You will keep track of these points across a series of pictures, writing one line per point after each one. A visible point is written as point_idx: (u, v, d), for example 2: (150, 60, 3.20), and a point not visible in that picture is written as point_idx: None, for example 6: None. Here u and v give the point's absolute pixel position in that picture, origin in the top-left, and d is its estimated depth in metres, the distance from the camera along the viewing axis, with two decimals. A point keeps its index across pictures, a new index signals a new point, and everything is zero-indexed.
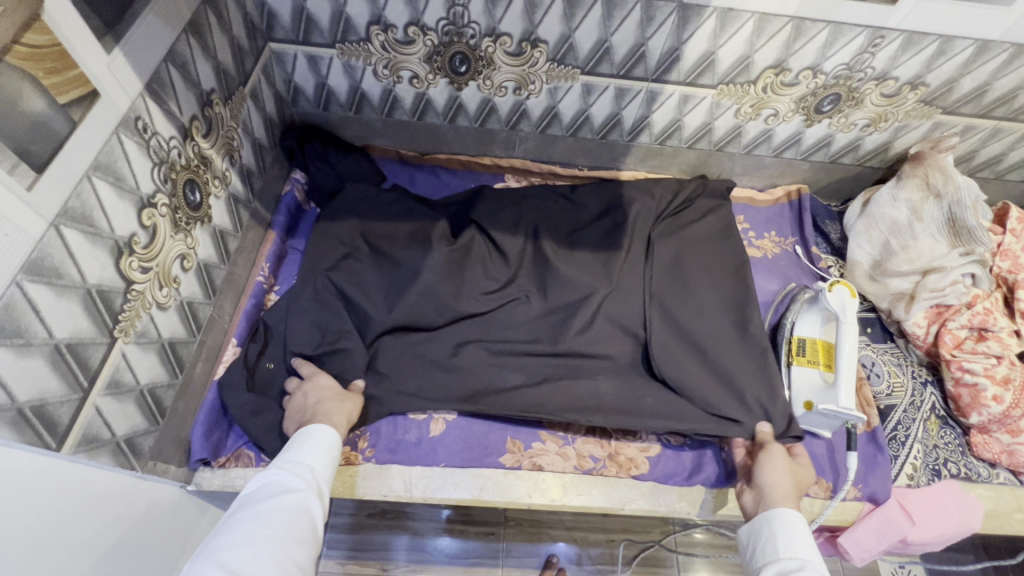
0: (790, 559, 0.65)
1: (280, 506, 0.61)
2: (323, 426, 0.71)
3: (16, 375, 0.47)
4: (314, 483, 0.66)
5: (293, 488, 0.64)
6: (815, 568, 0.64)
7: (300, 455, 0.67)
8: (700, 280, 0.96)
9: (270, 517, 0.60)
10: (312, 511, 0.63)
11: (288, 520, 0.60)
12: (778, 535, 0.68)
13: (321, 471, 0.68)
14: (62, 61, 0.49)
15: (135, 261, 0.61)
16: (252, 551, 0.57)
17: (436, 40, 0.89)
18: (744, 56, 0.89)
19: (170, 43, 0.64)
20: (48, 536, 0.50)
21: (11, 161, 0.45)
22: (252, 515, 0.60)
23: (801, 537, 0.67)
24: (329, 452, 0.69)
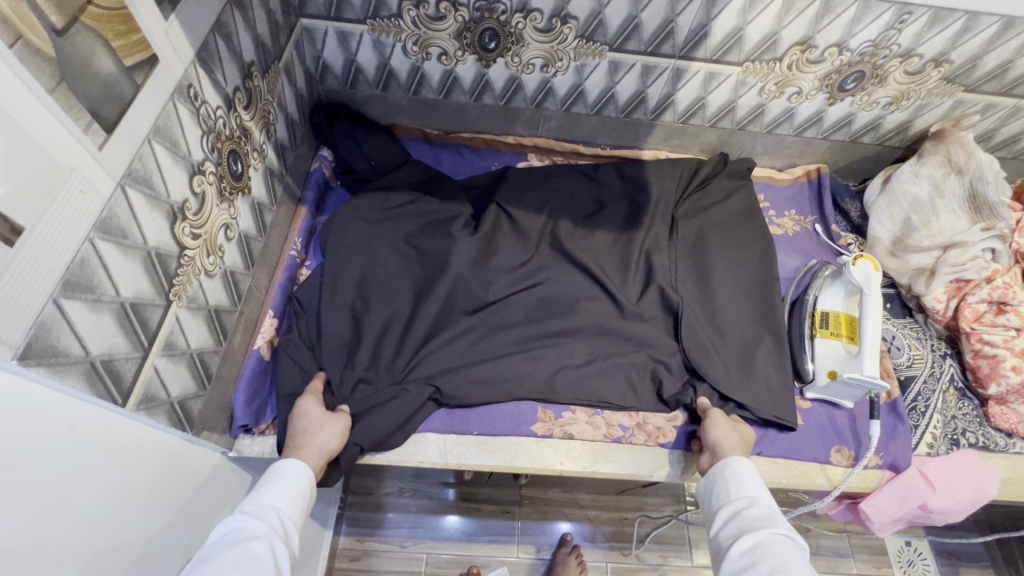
0: (740, 498, 0.69)
1: (246, 553, 0.56)
2: (287, 462, 0.68)
3: (89, 329, 0.49)
4: (279, 527, 0.62)
5: (259, 531, 0.59)
6: (762, 502, 0.67)
7: (263, 496, 0.64)
8: (725, 270, 0.98)
9: (235, 565, 0.54)
10: (279, 559, 0.58)
11: (258, 566, 0.55)
12: (730, 479, 0.71)
13: (287, 513, 0.64)
14: (127, 24, 0.50)
15: (187, 227, 0.63)
16: None
17: (468, 16, 0.90)
18: (772, 33, 0.90)
19: (217, 14, 0.65)
20: (98, 512, 0.50)
21: (87, 120, 0.46)
22: (214, 568, 0.54)
23: (750, 477, 0.70)
24: (297, 491, 0.66)
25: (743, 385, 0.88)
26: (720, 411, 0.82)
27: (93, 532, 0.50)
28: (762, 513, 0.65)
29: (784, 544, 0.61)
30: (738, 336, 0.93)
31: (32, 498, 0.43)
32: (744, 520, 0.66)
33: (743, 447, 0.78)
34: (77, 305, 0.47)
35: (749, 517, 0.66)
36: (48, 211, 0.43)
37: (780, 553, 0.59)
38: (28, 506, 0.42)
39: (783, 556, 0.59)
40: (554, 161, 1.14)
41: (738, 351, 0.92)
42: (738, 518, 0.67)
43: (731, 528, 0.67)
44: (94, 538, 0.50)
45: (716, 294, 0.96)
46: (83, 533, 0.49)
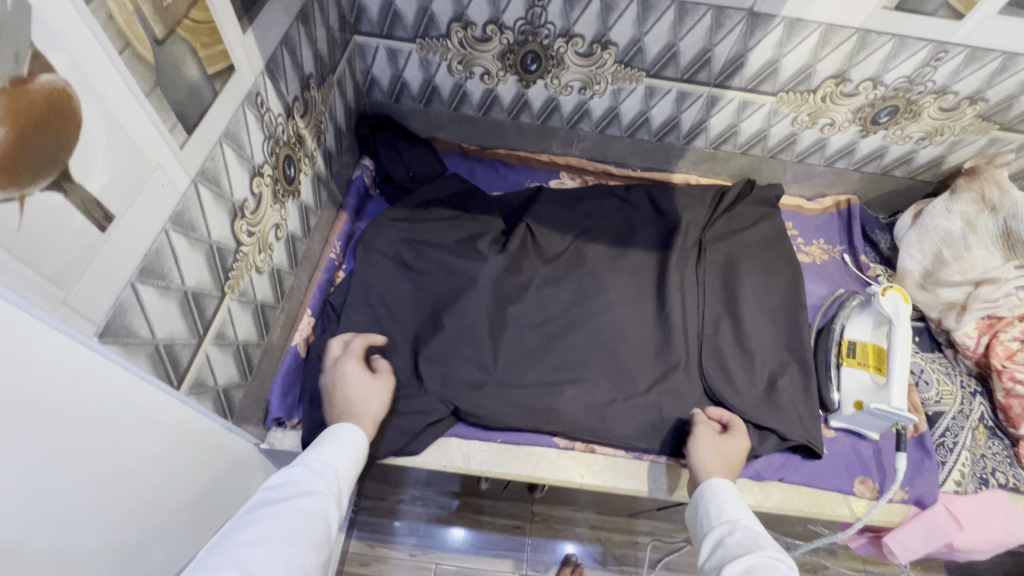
0: (723, 524, 0.67)
1: (302, 509, 0.60)
2: (352, 428, 0.71)
3: (157, 313, 0.52)
4: (334, 488, 0.65)
5: (317, 490, 0.63)
6: (744, 526, 0.66)
7: (325, 456, 0.67)
8: (753, 296, 1.02)
9: (292, 517, 0.58)
10: (328, 520, 0.61)
11: (308, 524, 0.59)
12: (711, 505, 0.70)
13: (343, 476, 0.67)
14: (213, 36, 0.54)
15: (244, 225, 0.67)
16: (278, 546, 0.55)
17: (512, 39, 0.94)
18: (807, 66, 0.92)
19: (285, 29, 0.70)
20: (145, 486, 0.54)
21: (173, 122, 0.50)
22: (275, 513, 0.58)
23: (730, 501, 0.69)
24: (353, 458, 0.69)
25: (767, 412, 0.89)
26: (704, 435, 0.80)
27: (135, 506, 0.53)
28: (743, 538, 0.64)
29: (767, 568, 0.59)
30: (762, 362, 0.95)
31: (89, 468, 0.46)
32: (727, 547, 0.64)
33: (728, 473, 0.76)
34: (149, 290, 0.51)
35: (731, 545, 0.64)
36: (137, 200, 0.47)
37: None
38: (86, 472, 0.45)
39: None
40: (586, 181, 1.18)
41: (763, 378, 0.93)
42: (722, 548, 0.65)
43: (714, 557, 0.65)
44: (135, 511, 0.53)
45: (742, 320, 0.98)
46: (131, 497, 0.52)
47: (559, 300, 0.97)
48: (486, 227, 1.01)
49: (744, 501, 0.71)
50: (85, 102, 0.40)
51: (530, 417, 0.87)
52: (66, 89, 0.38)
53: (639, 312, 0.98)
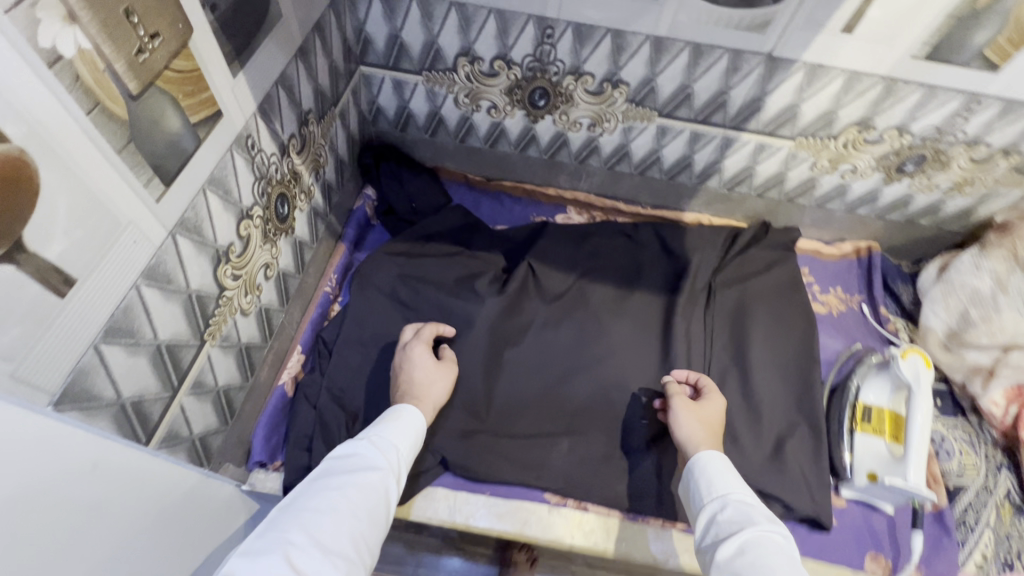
0: (714, 500, 0.64)
1: (364, 483, 0.61)
2: (411, 408, 0.72)
3: (124, 372, 0.50)
4: (394, 465, 0.66)
5: (378, 466, 0.64)
6: (735, 500, 0.62)
7: (386, 433, 0.68)
8: (763, 349, 0.97)
9: (356, 490, 0.60)
10: (387, 496, 0.63)
11: (368, 499, 0.60)
12: (701, 480, 0.66)
13: (403, 453, 0.68)
14: (197, 85, 0.52)
15: (228, 269, 0.65)
16: (343, 517, 0.57)
17: (520, 75, 0.91)
18: (829, 112, 0.88)
19: (282, 68, 0.68)
20: (126, 536, 0.49)
21: (148, 176, 0.48)
22: (339, 484, 0.60)
23: (719, 475, 0.66)
24: (414, 438, 0.70)
25: (772, 479, 0.83)
26: (683, 409, 0.76)
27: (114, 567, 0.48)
28: (736, 514, 0.60)
29: (765, 545, 0.56)
30: (770, 422, 0.90)
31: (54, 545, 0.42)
32: (720, 525, 0.61)
33: (715, 441, 0.74)
34: (115, 350, 0.48)
35: (724, 522, 0.60)
36: (103, 261, 0.45)
37: (758, 558, 0.54)
38: (40, 543, 0.40)
39: (763, 560, 0.54)
40: (594, 217, 1.15)
41: (770, 439, 0.88)
42: (715, 526, 0.61)
43: (708, 536, 0.61)
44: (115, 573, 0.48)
45: (750, 375, 0.94)
46: (100, 543, 0.47)
47: (559, 345, 0.94)
48: (486, 266, 0.98)
49: (734, 472, 0.68)
50: (43, 168, 0.38)
51: (519, 472, 0.85)
52: (20, 156, 0.36)
53: (641, 361, 0.93)
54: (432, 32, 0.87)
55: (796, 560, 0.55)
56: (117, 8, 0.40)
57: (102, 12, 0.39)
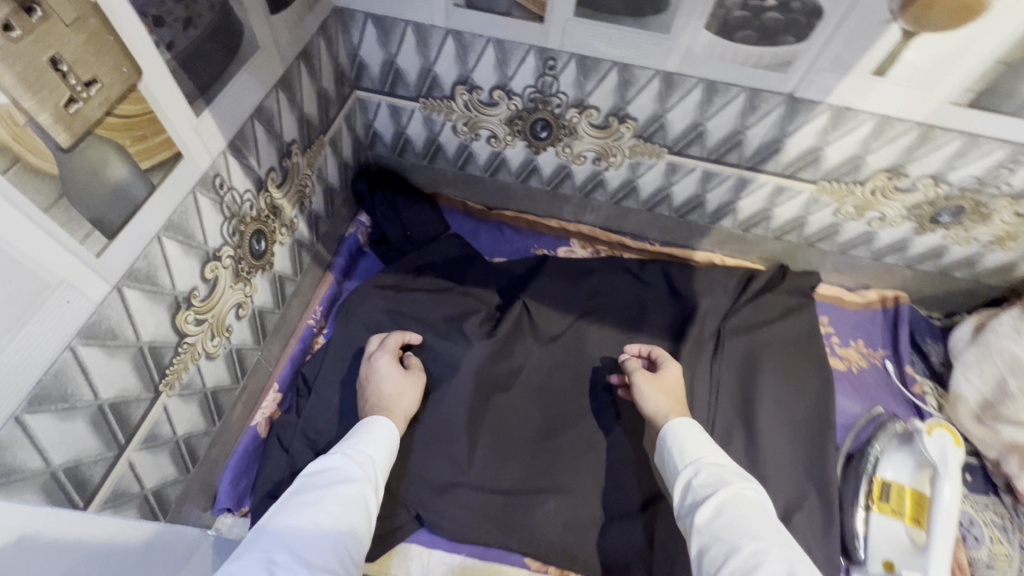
0: (687, 465, 0.63)
1: (343, 493, 0.57)
2: (382, 419, 0.69)
3: (55, 439, 0.46)
4: (373, 475, 0.62)
5: (356, 477, 0.60)
6: (708, 464, 0.62)
7: (358, 445, 0.64)
8: (773, 407, 0.90)
9: (335, 502, 0.55)
10: (369, 505, 0.58)
11: (348, 508, 0.56)
12: (673, 449, 0.66)
13: (380, 464, 0.64)
14: (150, 128, 0.48)
15: (191, 314, 0.61)
16: (323, 531, 0.52)
17: (521, 106, 0.85)
18: (856, 157, 0.80)
19: (259, 100, 0.64)
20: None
21: (86, 230, 0.44)
22: (317, 498, 0.55)
23: (690, 441, 0.65)
24: (389, 449, 0.66)
25: None
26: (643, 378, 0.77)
27: None
28: (709, 478, 0.60)
29: (738, 505, 0.56)
30: (777, 491, 0.82)
31: None
32: (695, 490, 0.60)
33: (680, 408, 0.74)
34: (45, 418, 0.45)
35: (698, 486, 0.60)
36: (26, 327, 0.41)
37: (734, 519, 0.54)
38: None
39: (739, 521, 0.54)
40: (598, 251, 1.09)
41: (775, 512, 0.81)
42: (690, 491, 0.61)
43: (685, 502, 0.61)
44: None
45: (757, 437, 0.87)
46: None
47: (551, 393, 0.88)
48: (476, 303, 0.93)
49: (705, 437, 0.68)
50: None
51: (499, 533, 0.79)
52: None
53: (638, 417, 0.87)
54: (429, 60, 0.82)
55: (767, 515, 0.56)
56: (40, 57, 0.36)
57: (20, 63, 0.35)
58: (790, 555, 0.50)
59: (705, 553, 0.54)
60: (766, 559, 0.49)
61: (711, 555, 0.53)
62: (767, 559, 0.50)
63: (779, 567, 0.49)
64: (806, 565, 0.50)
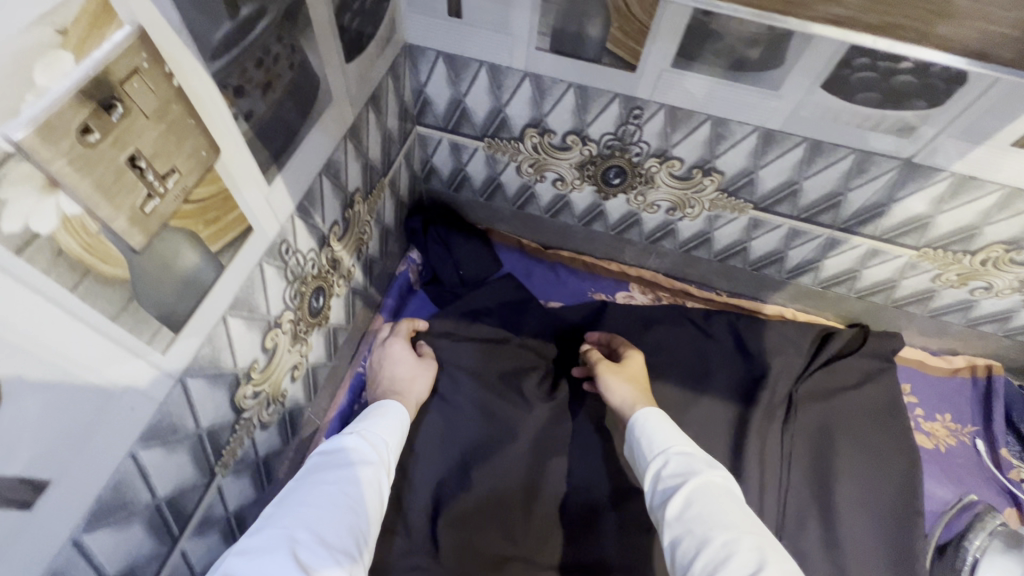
0: (654, 456, 0.61)
1: (359, 476, 0.55)
2: (398, 405, 0.68)
3: (110, 551, 0.42)
4: (386, 460, 0.60)
5: (369, 460, 0.58)
6: (677, 453, 0.60)
7: (374, 427, 0.63)
8: (853, 487, 0.83)
9: (350, 485, 0.54)
10: (380, 489, 0.57)
11: (364, 491, 0.54)
12: (643, 439, 0.64)
13: (393, 449, 0.62)
14: (223, 207, 0.43)
15: (249, 389, 0.56)
16: (339, 513, 0.51)
17: (595, 152, 0.79)
18: (971, 227, 0.72)
19: (329, 154, 0.59)
20: None
21: (153, 329, 0.39)
22: (333, 478, 0.54)
23: (658, 430, 0.63)
24: (400, 434, 0.65)
25: None
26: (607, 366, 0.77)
27: None
28: (678, 468, 0.58)
29: (708, 493, 0.55)
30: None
31: None
32: (663, 481, 0.58)
33: (647, 397, 0.74)
34: (101, 533, 0.40)
35: (666, 476, 0.58)
36: (89, 444, 0.37)
37: (706, 509, 0.53)
38: None
39: (709, 510, 0.53)
40: (659, 299, 1.02)
41: None
42: (658, 482, 0.59)
43: (654, 494, 0.59)
44: None
45: (837, 520, 0.80)
46: None
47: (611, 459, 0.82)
48: (530, 355, 0.88)
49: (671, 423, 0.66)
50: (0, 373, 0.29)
51: None
52: None
53: None
54: (500, 101, 0.75)
55: (733, 497, 0.55)
56: (118, 158, 0.31)
57: (97, 170, 0.30)
58: (759, 543, 0.50)
59: (678, 546, 0.52)
60: (738, 548, 0.49)
61: (684, 547, 0.52)
62: (738, 550, 0.49)
63: (751, 556, 0.48)
64: (776, 552, 0.49)
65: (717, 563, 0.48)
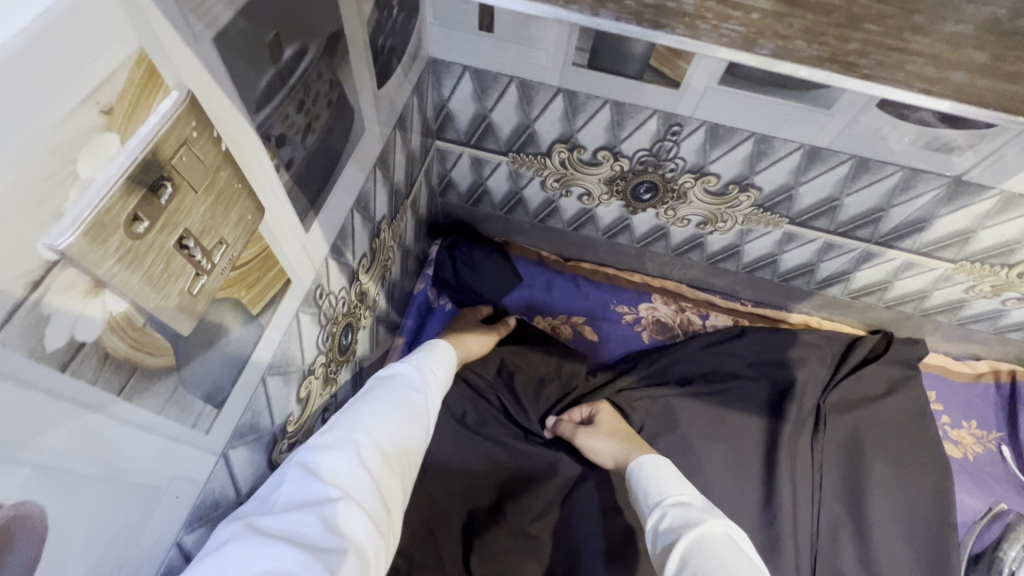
0: (655, 511, 0.56)
1: (409, 399, 0.53)
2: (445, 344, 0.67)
3: None
4: (433, 389, 0.58)
5: (419, 387, 0.56)
6: (677, 505, 0.55)
7: (424, 360, 0.61)
8: (887, 501, 0.81)
9: (403, 404, 0.52)
10: (430, 409, 0.56)
11: (413, 415, 0.52)
12: (644, 488, 0.59)
13: (439, 380, 0.61)
14: (264, 267, 0.39)
15: (285, 443, 0.53)
16: (393, 427, 0.49)
17: (627, 167, 0.75)
18: (1012, 241, 0.71)
19: (360, 186, 0.54)
20: None
21: (198, 410, 0.36)
22: (387, 396, 0.52)
23: (659, 482, 0.59)
24: (448, 370, 0.64)
25: None
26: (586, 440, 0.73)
27: None
28: (675, 520, 0.53)
29: (701, 543, 0.48)
30: None
31: None
32: (662, 536, 0.52)
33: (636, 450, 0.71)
34: None
35: (665, 532, 0.53)
36: (137, 545, 0.33)
37: (702, 562, 0.46)
38: None
39: (701, 561, 0.46)
40: (683, 310, 0.99)
41: None
42: (659, 538, 0.53)
43: (656, 551, 0.53)
44: None
45: (874, 533, 0.79)
46: None
47: None
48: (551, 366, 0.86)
49: (676, 474, 0.61)
50: (49, 504, 0.25)
51: None
52: (10, 516, 0.23)
53: (741, 511, 0.79)
54: (529, 116, 0.71)
55: (732, 545, 0.48)
56: (168, 242, 0.28)
57: (147, 260, 0.26)
58: None
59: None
60: None
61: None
62: None
63: None
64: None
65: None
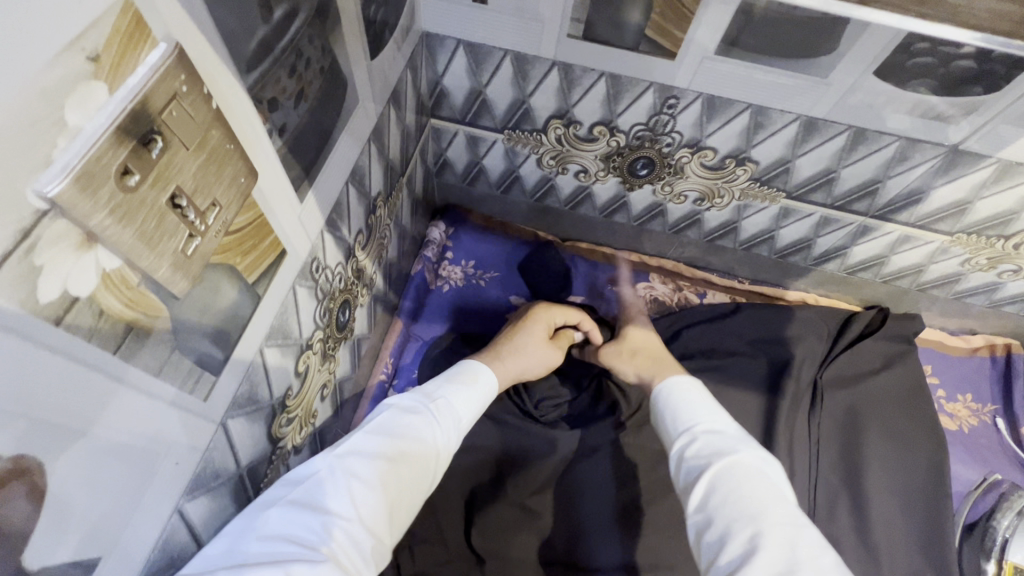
0: (683, 433, 0.51)
1: (416, 458, 0.47)
2: (487, 373, 0.60)
3: None
4: (451, 439, 0.52)
5: (434, 439, 0.49)
6: (709, 431, 0.50)
7: (452, 395, 0.54)
8: (882, 472, 0.82)
9: (408, 464, 0.46)
10: (439, 465, 0.50)
11: (414, 477, 0.46)
12: (670, 411, 0.54)
13: (465, 424, 0.54)
14: (260, 234, 0.39)
15: (285, 417, 0.53)
16: (388, 495, 0.43)
17: (623, 143, 0.75)
18: (1008, 212, 0.71)
19: (355, 160, 0.54)
20: None
21: (196, 376, 0.36)
22: (394, 450, 0.46)
23: (689, 404, 0.54)
24: (480, 407, 0.57)
25: None
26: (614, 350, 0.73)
27: None
28: (707, 448, 0.48)
29: (737, 476, 0.45)
30: (886, 559, 0.76)
31: None
32: (691, 460, 0.48)
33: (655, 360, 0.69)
34: None
35: (694, 457, 0.48)
36: (138, 508, 0.33)
37: (733, 495, 0.44)
38: None
39: (737, 496, 0.43)
40: (680, 288, 0.99)
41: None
42: (685, 462, 0.49)
43: (676, 473, 0.50)
44: None
45: (869, 503, 0.79)
46: None
47: None
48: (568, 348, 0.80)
49: (707, 396, 0.56)
50: (49, 458, 0.25)
51: None
52: (8, 469, 0.23)
53: None
54: (525, 91, 0.70)
55: (768, 479, 0.45)
56: (159, 199, 0.27)
57: (138, 217, 0.26)
58: (794, 536, 0.41)
59: (700, 534, 0.44)
60: (766, 544, 0.40)
61: (707, 536, 0.43)
62: (768, 546, 0.39)
63: (781, 557, 0.39)
64: (816, 548, 0.40)
65: (742, 560, 0.40)
